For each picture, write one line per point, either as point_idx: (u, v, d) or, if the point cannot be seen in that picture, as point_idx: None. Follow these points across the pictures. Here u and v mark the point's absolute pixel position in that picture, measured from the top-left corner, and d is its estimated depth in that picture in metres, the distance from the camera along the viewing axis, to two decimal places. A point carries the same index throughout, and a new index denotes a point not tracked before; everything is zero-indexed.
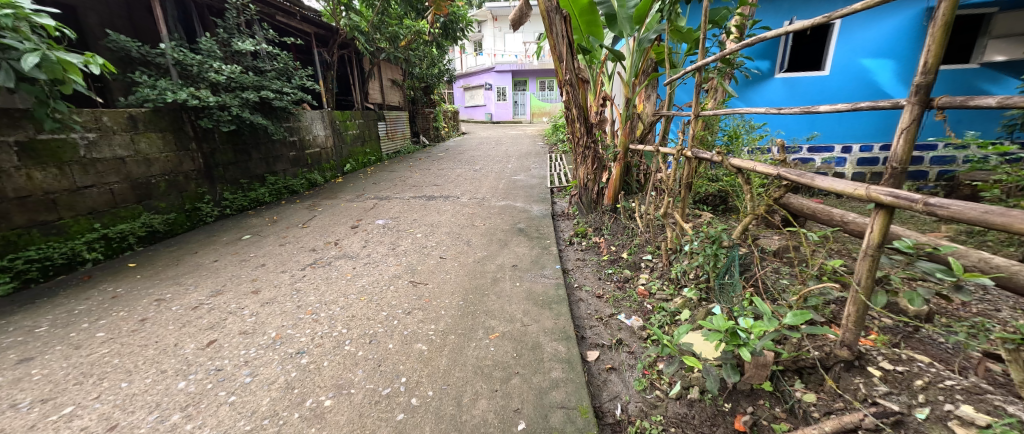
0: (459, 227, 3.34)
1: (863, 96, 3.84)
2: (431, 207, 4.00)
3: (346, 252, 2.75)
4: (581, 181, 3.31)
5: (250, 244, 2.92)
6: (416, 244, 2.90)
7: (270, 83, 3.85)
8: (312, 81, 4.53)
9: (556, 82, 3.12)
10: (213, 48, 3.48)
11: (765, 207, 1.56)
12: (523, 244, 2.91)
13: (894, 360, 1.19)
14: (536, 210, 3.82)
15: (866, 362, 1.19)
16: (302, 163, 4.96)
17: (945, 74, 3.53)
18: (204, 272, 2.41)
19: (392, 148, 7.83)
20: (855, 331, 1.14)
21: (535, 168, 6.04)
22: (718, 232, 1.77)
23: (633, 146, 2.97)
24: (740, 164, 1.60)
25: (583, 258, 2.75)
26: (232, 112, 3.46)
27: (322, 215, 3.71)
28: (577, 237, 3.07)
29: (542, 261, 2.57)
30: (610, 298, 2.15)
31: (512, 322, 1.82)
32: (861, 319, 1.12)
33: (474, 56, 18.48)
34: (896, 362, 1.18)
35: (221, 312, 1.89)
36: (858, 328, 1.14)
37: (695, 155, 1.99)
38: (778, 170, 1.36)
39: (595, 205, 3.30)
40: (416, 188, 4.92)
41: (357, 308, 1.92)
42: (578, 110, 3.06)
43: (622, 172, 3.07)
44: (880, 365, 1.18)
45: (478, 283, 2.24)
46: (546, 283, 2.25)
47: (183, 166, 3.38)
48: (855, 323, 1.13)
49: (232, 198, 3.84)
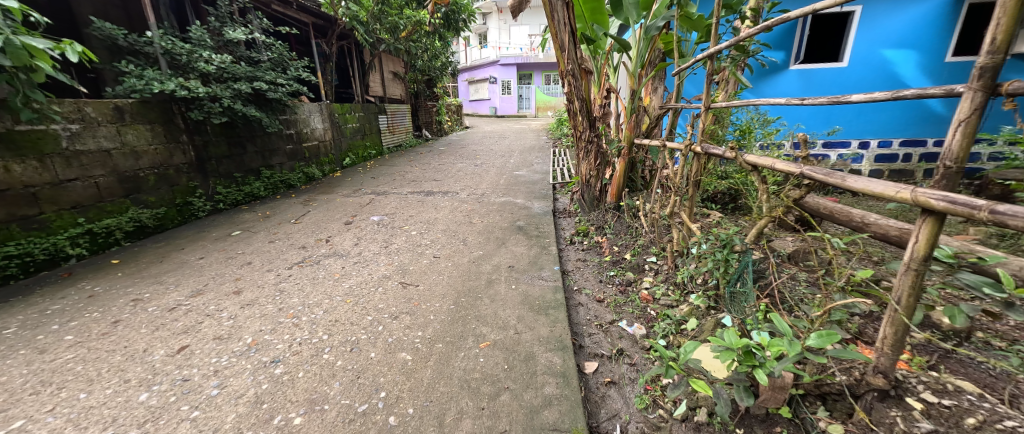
0: (456, 224, 3.22)
1: (883, 88, 3.67)
2: (428, 203, 3.89)
3: (336, 250, 2.64)
4: (584, 177, 3.15)
5: (239, 240, 2.82)
6: (410, 243, 2.79)
7: (264, 74, 3.75)
8: (309, 73, 4.43)
9: (559, 73, 2.99)
10: (203, 37, 3.37)
11: (786, 207, 1.39)
12: (521, 243, 2.79)
13: (939, 392, 1.04)
14: (536, 207, 3.69)
15: (904, 392, 1.04)
16: (299, 157, 4.87)
17: (955, 64, 3.51)
18: (187, 270, 2.32)
19: (393, 141, 7.71)
20: (893, 356, 0.98)
21: (537, 163, 5.91)
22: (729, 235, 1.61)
23: (638, 140, 2.81)
24: (756, 161, 1.42)
25: (584, 258, 2.63)
26: (224, 104, 3.36)
27: (316, 211, 3.61)
28: (579, 236, 2.95)
29: (540, 262, 2.45)
30: (611, 302, 2.03)
31: (504, 329, 1.70)
32: (900, 343, 0.95)
33: (479, 50, 18.31)
34: (941, 394, 1.03)
35: (199, 314, 1.79)
36: (897, 353, 0.98)
37: (706, 151, 1.83)
38: (802, 168, 1.19)
39: (597, 202, 3.13)
40: (415, 183, 4.81)
41: (341, 312, 1.80)
42: (580, 103, 2.92)
43: (626, 168, 2.90)
44: (923, 397, 1.03)
45: (472, 285, 2.12)
46: (544, 286, 2.12)
47: (174, 159, 3.29)
48: (892, 347, 0.97)
49: (226, 193, 3.75)
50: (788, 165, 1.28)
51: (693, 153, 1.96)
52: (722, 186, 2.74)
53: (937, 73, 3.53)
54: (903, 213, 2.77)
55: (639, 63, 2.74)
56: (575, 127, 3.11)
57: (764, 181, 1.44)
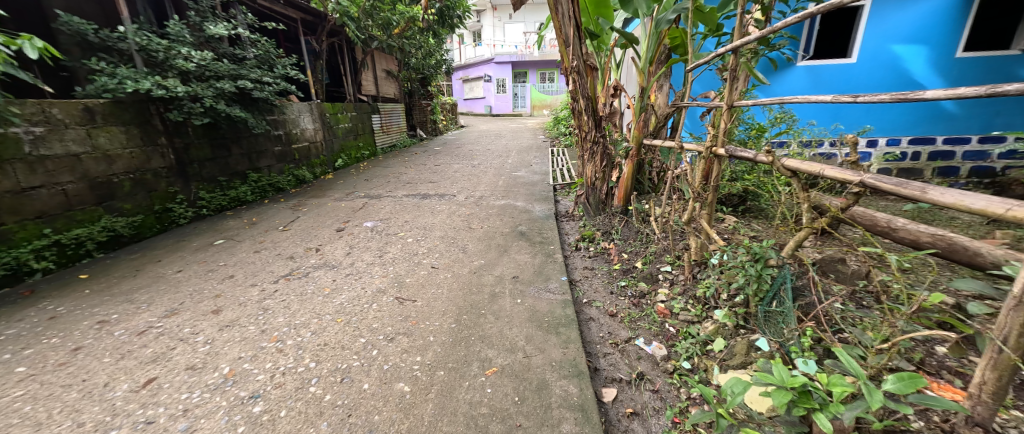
0: (455, 230, 3.06)
1: (892, 85, 3.55)
2: (425, 207, 3.72)
3: (326, 261, 2.46)
4: (588, 179, 2.98)
5: (222, 250, 2.63)
6: (406, 252, 2.63)
7: (248, 72, 3.58)
8: (297, 70, 4.25)
9: (563, 70, 2.83)
10: (182, 32, 3.17)
11: (829, 218, 1.23)
12: (524, 251, 2.63)
13: None
14: (538, 211, 3.53)
15: None
16: (288, 159, 4.66)
17: (967, 60, 3.36)
18: (163, 285, 2.13)
19: (387, 141, 7.50)
20: (992, 406, 0.84)
21: (536, 162, 5.76)
22: (757, 246, 1.43)
23: (647, 140, 2.64)
24: (797, 166, 1.26)
25: (592, 267, 2.47)
26: (205, 104, 3.17)
27: (306, 217, 3.42)
28: (584, 241, 2.80)
29: (545, 272, 2.29)
30: (625, 317, 1.88)
31: (512, 352, 1.54)
32: (1006, 392, 0.81)
33: (473, 48, 18.12)
34: None
35: (171, 339, 1.61)
36: (997, 402, 0.84)
37: (732, 154, 1.65)
38: (865, 177, 1.04)
39: (603, 206, 2.97)
40: (411, 185, 4.63)
41: (331, 334, 1.63)
42: (586, 101, 2.73)
43: (634, 170, 2.74)
44: None
45: (474, 300, 1.96)
46: (552, 300, 1.97)
47: (152, 163, 3.08)
48: (995, 396, 0.82)
49: (209, 198, 3.55)
50: (842, 172, 1.12)
51: (712, 155, 1.81)
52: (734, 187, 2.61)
53: (947, 69, 3.40)
54: (920, 214, 2.67)
55: (649, 58, 2.57)
56: (580, 127, 2.92)
57: (805, 187, 1.29)
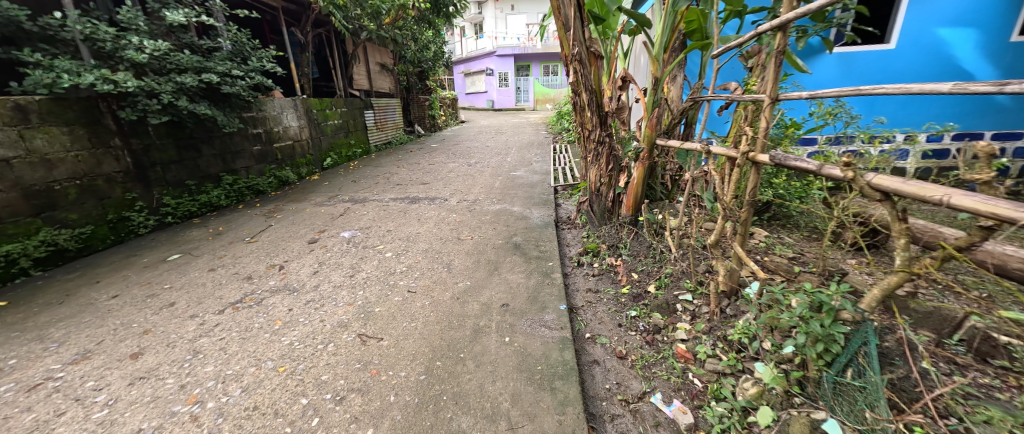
0: (441, 242, 2.71)
1: (935, 74, 3.12)
2: (412, 213, 3.37)
3: (287, 283, 2.12)
4: (591, 185, 2.59)
5: (173, 268, 2.30)
6: (382, 270, 2.28)
7: (215, 65, 3.25)
8: (274, 63, 3.91)
9: (563, 59, 2.44)
10: (135, 20, 2.84)
11: (943, 259, 0.84)
12: (516, 269, 2.27)
13: None
14: (535, 218, 3.18)
15: None
16: (269, 159, 4.32)
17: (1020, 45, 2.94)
18: (88, 316, 1.81)
19: (381, 138, 7.16)
20: None
21: (537, 161, 5.39)
22: (821, 293, 1.03)
23: (661, 141, 2.25)
24: (892, 185, 0.84)
25: (596, 289, 2.11)
26: (164, 100, 2.86)
27: (279, 225, 3.09)
28: (587, 256, 2.45)
29: (541, 299, 1.93)
30: (637, 362, 1.53)
31: (492, 420, 1.20)
32: None
33: (474, 41, 17.73)
34: None
35: (64, 398, 1.29)
36: None
37: (781, 163, 1.18)
38: None
39: (609, 215, 2.58)
40: (401, 187, 4.29)
41: (265, 391, 1.31)
42: (589, 94, 2.34)
43: (645, 174, 2.36)
44: None
45: (453, 338, 1.62)
46: (547, 339, 1.61)
47: (104, 167, 2.77)
48: None
49: (175, 204, 3.23)
50: (985, 202, 0.72)
51: (748, 160, 1.39)
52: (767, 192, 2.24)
53: (997, 55, 2.98)
54: None
55: (664, 43, 2.18)
56: (583, 125, 2.54)
57: (903, 214, 0.87)
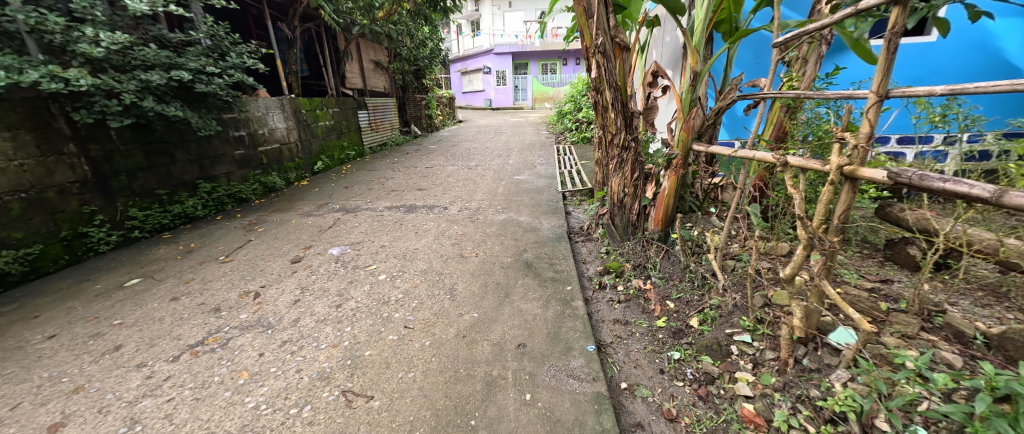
0: (441, 260, 2.39)
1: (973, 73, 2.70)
2: (408, 224, 3.05)
3: (262, 317, 1.78)
4: (613, 195, 2.27)
5: (129, 297, 1.97)
6: (374, 299, 1.94)
7: (187, 61, 2.90)
8: (256, 60, 3.57)
9: (584, 52, 2.13)
10: (91, 9, 2.49)
11: None
12: (530, 296, 1.95)
13: None
14: (546, 229, 2.86)
15: None
16: (252, 163, 3.98)
17: None
18: (11, 365, 1.48)
19: (376, 139, 6.81)
20: None
21: (541, 164, 5.07)
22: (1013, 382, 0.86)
23: (697, 146, 1.94)
24: None
25: (626, 321, 1.79)
26: (125, 100, 2.52)
27: (260, 240, 2.75)
28: (610, 276, 2.14)
29: (563, 337, 1.61)
30: (693, 428, 1.22)
31: None
32: None
33: (471, 38, 17.35)
34: None
35: None
36: None
37: (915, 183, 0.90)
38: None
39: (633, 230, 2.26)
40: (396, 194, 3.97)
41: None
42: (614, 92, 2.03)
43: (678, 183, 2.05)
44: None
45: (460, 395, 1.30)
46: (578, 396, 1.30)
47: (56, 178, 2.44)
48: None
49: (144, 216, 2.89)
50: None
51: (843, 176, 1.07)
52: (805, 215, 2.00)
53: None
54: None
55: (704, 32, 1.88)
56: (604, 127, 2.22)
57: None
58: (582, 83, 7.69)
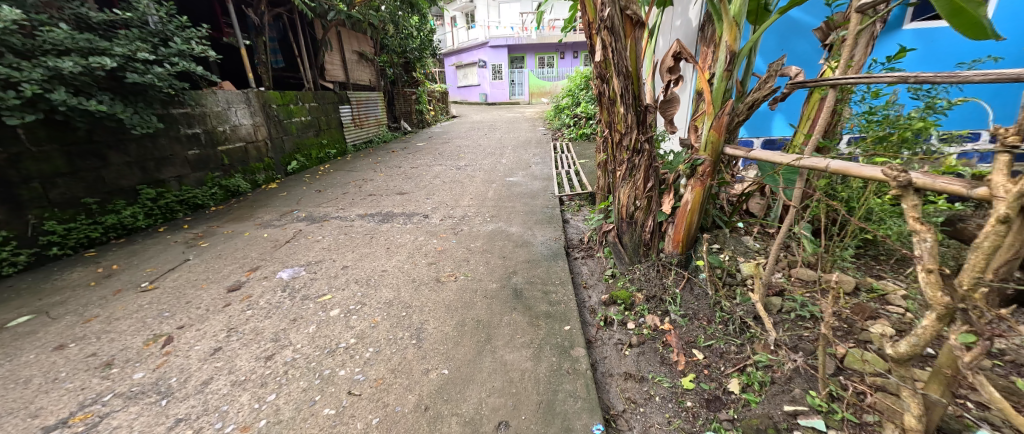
0: (413, 287, 1.95)
1: None
2: (381, 238, 2.62)
3: (164, 375, 1.36)
4: (622, 208, 1.84)
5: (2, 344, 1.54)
6: (318, 346, 1.51)
7: (114, 46, 2.43)
8: (210, 48, 3.10)
9: (589, 28, 1.69)
10: None
11: None
12: (518, 341, 1.52)
13: None
14: (540, 243, 2.42)
15: None
16: (210, 165, 3.51)
17: None
18: None
19: (360, 136, 6.35)
20: None
21: (536, 163, 4.64)
22: None
23: (732, 150, 1.52)
24: None
25: (641, 376, 1.37)
26: (24, 92, 2.06)
27: (199, 259, 2.31)
28: (618, 310, 1.71)
29: (559, 411, 1.19)
30: None
31: None
32: None
33: (466, 30, 16.80)
34: None
35: None
36: None
37: None
38: None
39: (646, 251, 1.83)
40: (374, 199, 3.53)
41: None
42: (625, 79, 1.59)
43: (705, 195, 1.62)
44: None
45: None
46: None
47: None
48: None
49: (66, 229, 2.46)
50: None
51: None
52: (858, 234, 1.59)
53: None
54: None
55: None
56: (614, 125, 1.79)
57: None
58: (581, 76, 7.22)
